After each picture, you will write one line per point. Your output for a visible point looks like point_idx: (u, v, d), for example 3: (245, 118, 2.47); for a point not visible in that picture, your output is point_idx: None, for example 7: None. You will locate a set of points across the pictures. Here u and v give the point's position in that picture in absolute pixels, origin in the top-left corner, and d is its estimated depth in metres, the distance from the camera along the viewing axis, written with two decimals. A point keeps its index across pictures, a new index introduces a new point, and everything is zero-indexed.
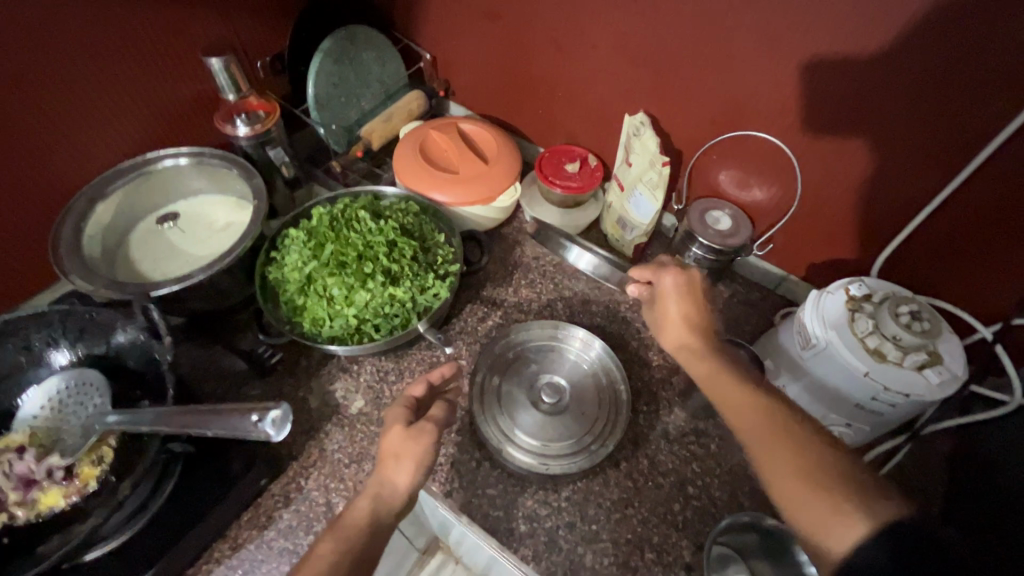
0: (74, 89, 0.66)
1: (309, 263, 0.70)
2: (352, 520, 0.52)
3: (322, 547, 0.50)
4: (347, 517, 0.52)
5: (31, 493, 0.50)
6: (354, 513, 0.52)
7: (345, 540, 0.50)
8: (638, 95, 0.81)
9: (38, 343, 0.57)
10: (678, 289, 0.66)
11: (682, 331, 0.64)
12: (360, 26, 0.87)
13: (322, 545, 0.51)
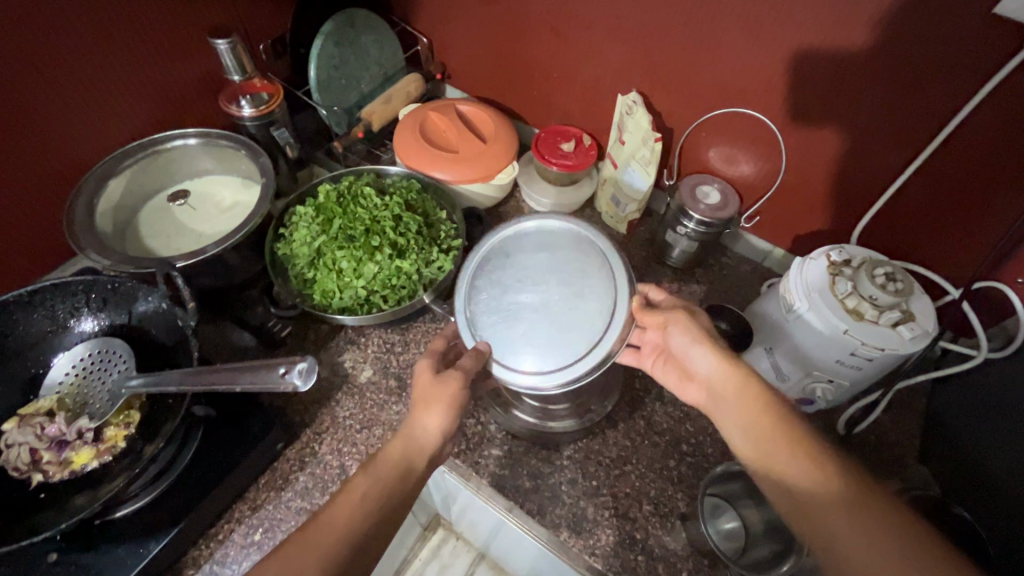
0: (82, 70, 0.67)
1: (318, 237, 0.73)
2: (388, 462, 0.54)
3: (358, 480, 0.52)
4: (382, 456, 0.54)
5: (64, 452, 0.53)
6: (388, 454, 0.54)
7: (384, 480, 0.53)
8: (630, 74, 0.85)
9: (62, 312, 0.59)
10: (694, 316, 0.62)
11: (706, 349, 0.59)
12: (359, 9, 0.89)
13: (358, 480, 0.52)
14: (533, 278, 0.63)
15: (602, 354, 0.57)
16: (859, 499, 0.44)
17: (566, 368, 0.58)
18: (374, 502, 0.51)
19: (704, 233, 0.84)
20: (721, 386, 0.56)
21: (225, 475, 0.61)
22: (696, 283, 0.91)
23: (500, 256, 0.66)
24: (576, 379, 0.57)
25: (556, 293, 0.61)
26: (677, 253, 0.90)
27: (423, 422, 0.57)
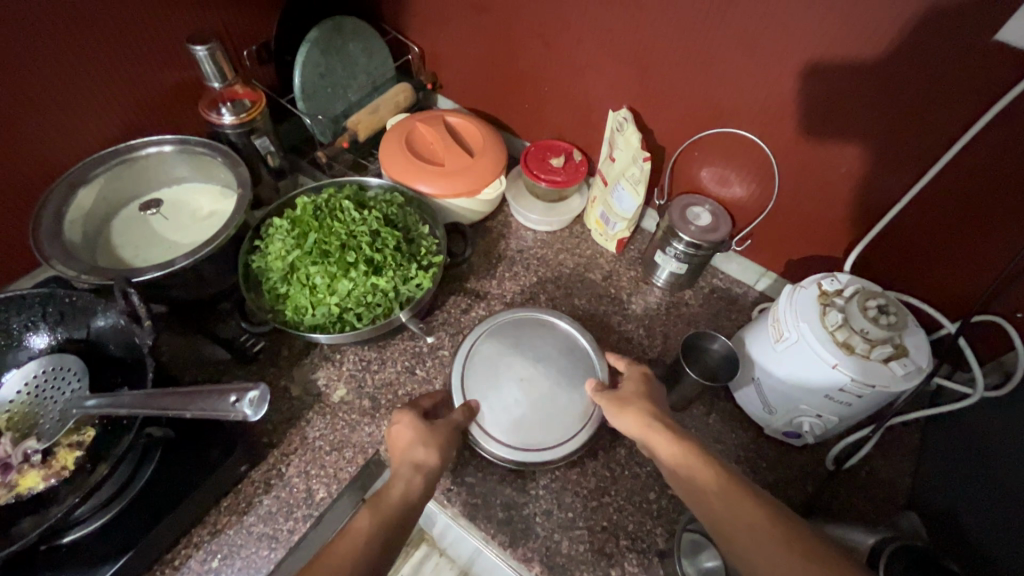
0: (52, 75, 0.66)
1: (293, 251, 0.70)
2: (386, 499, 0.55)
3: (359, 522, 0.51)
4: (383, 498, 0.55)
5: (8, 476, 0.50)
6: (389, 493, 0.55)
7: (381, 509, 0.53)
8: (622, 90, 0.82)
9: (18, 326, 0.57)
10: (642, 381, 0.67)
11: (628, 414, 0.61)
12: (347, 17, 0.87)
13: (360, 519, 0.52)
14: (528, 365, 0.72)
15: (582, 437, 0.68)
16: (795, 543, 0.43)
17: (546, 447, 0.67)
18: (374, 536, 0.50)
19: (694, 256, 0.81)
20: (660, 445, 0.56)
21: (182, 500, 0.59)
22: (685, 306, 0.88)
23: (500, 337, 0.74)
24: (556, 459, 0.67)
25: (548, 381, 0.71)
26: (665, 274, 0.88)
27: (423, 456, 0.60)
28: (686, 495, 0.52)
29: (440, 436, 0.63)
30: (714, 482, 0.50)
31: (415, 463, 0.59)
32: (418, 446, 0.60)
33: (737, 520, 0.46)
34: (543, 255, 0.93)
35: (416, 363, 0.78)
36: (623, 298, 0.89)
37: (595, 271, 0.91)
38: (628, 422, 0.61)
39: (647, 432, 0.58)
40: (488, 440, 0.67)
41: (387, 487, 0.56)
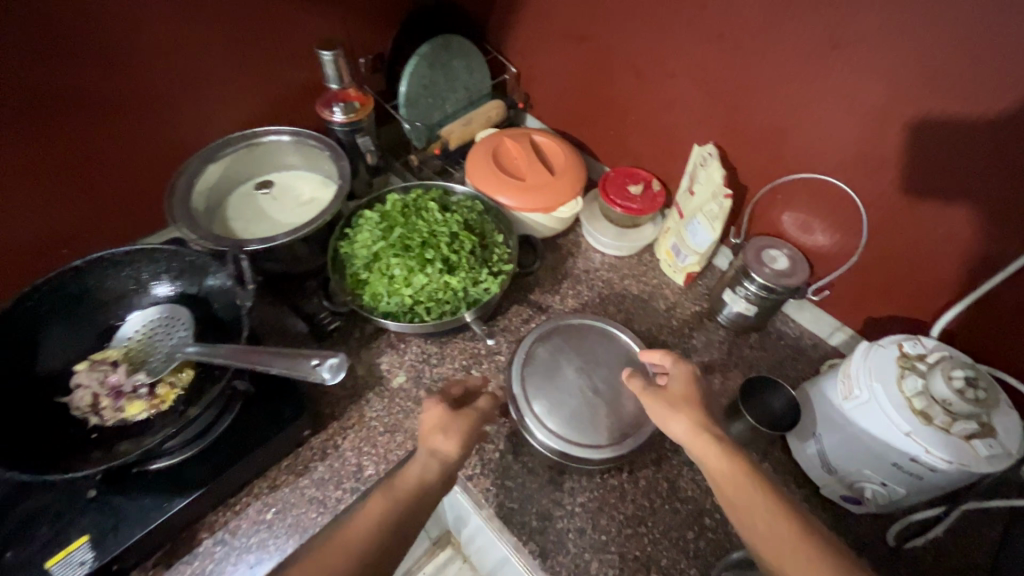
0: (204, 67, 0.77)
1: (377, 243, 0.77)
2: (404, 482, 0.56)
3: (376, 500, 0.54)
4: (399, 480, 0.56)
5: (119, 401, 0.59)
6: (406, 476, 0.56)
7: (395, 499, 0.53)
8: (709, 127, 0.83)
9: (146, 274, 0.65)
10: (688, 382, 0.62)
11: (684, 417, 0.58)
12: (455, 36, 0.94)
13: (375, 500, 0.54)
14: (584, 372, 0.75)
15: (626, 447, 0.68)
16: None
17: (589, 447, 0.68)
18: (389, 521, 0.52)
19: (766, 299, 0.81)
20: (718, 461, 0.53)
21: (251, 450, 0.64)
22: (748, 348, 0.86)
23: (557, 344, 0.77)
24: (595, 460, 0.68)
25: (603, 388, 0.73)
26: (730, 313, 0.86)
27: (442, 444, 0.61)
28: (740, 525, 0.50)
29: (464, 422, 0.63)
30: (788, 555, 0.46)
31: (433, 450, 0.60)
32: (440, 432, 0.61)
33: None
34: (609, 277, 0.94)
35: (473, 363, 0.81)
36: (685, 332, 0.88)
37: (659, 300, 0.91)
38: (679, 427, 0.58)
39: (695, 443, 0.56)
40: (529, 424, 0.70)
41: (404, 469, 0.58)
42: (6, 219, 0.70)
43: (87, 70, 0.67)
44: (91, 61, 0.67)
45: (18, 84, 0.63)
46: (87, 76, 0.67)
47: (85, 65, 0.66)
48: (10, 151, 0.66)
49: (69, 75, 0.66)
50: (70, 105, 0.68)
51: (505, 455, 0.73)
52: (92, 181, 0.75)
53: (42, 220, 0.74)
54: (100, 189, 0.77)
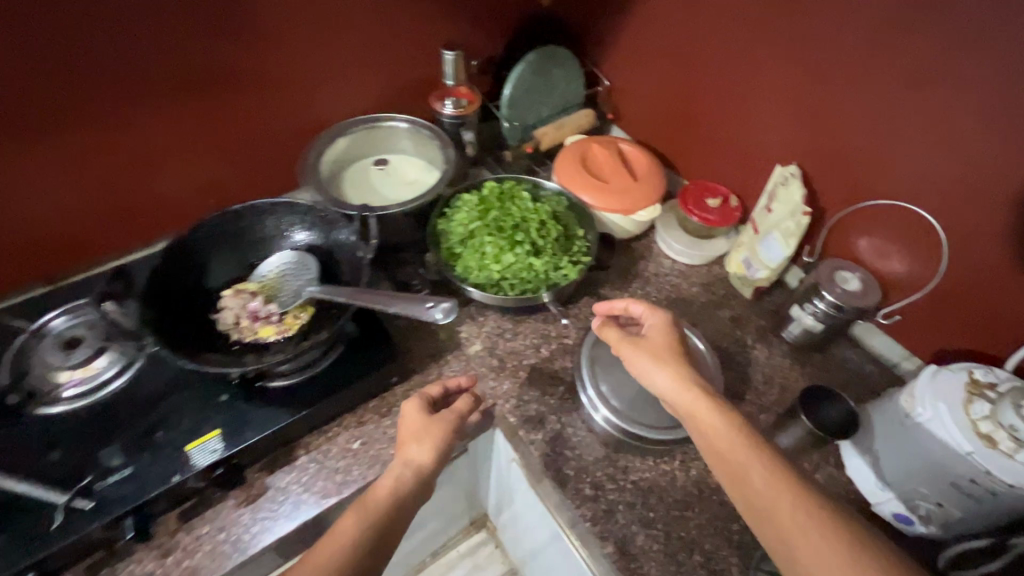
0: (345, 57, 0.90)
1: (474, 223, 0.86)
2: (374, 499, 0.60)
3: (347, 521, 0.58)
4: (372, 500, 0.60)
5: (256, 323, 0.70)
6: (377, 491, 0.61)
7: (368, 521, 0.58)
8: (793, 149, 0.87)
9: (285, 223, 0.77)
10: (665, 330, 0.69)
11: (670, 370, 0.63)
12: (559, 47, 1.03)
13: (347, 521, 0.58)
14: None
15: (676, 431, 0.74)
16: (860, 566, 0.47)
17: (641, 426, 0.75)
18: (361, 539, 0.56)
19: (835, 316, 0.83)
20: (717, 433, 0.57)
21: (349, 385, 0.74)
22: (810, 365, 0.88)
23: None
24: (645, 435, 0.74)
25: None
26: (796, 330, 0.88)
27: (416, 452, 0.65)
28: (733, 490, 0.54)
29: (438, 432, 0.66)
30: (787, 517, 0.50)
31: (407, 459, 0.64)
32: (416, 442, 0.65)
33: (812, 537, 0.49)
34: (678, 282, 0.98)
35: (542, 342, 0.88)
36: (746, 342, 0.91)
37: (725, 310, 0.95)
38: (664, 376, 0.63)
39: (693, 403, 0.60)
40: (591, 401, 0.77)
41: (376, 486, 0.62)
42: (166, 168, 0.85)
43: (246, 52, 0.80)
44: (258, 48, 0.81)
45: (190, 60, 0.77)
46: (246, 54, 0.80)
47: (248, 45, 0.80)
48: (179, 113, 0.81)
49: (236, 53, 0.79)
50: (228, 78, 0.81)
51: (564, 429, 0.79)
52: (233, 144, 0.89)
53: (203, 173, 0.89)
54: (239, 152, 0.90)
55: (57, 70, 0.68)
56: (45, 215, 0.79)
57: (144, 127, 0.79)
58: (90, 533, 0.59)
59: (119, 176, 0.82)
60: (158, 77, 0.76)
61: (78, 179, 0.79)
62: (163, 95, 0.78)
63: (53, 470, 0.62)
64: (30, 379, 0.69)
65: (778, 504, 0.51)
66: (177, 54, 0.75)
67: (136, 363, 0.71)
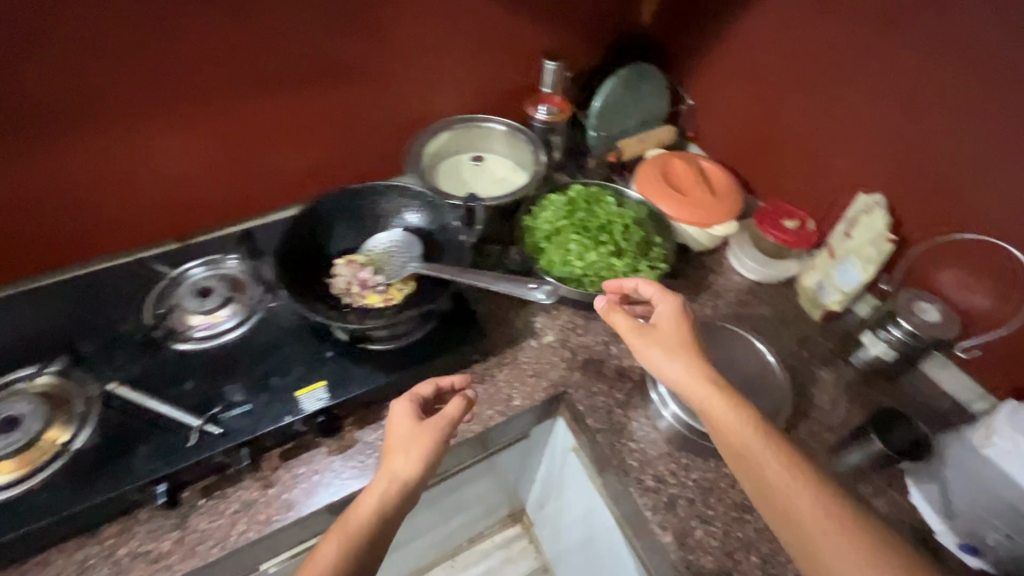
0: (456, 60, 0.99)
1: (561, 221, 0.92)
2: (356, 519, 0.59)
3: (328, 546, 0.57)
4: (354, 516, 0.60)
5: (364, 290, 0.78)
6: (360, 509, 0.60)
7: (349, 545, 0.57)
8: (878, 177, 0.89)
9: (394, 205, 0.85)
10: (675, 316, 0.69)
11: (682, 361, 0.64)
12: (650, 65, 1.09)
13: (330, 544, 0.57)
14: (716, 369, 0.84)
15: None
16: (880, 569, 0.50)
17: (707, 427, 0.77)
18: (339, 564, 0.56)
19: (908, 345, 0.83)
20: (736, 433, 0.59)
21: (435, 357, 0.80)
22: (878, 392, 0.89)
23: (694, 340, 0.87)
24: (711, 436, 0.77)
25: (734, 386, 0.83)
26: (865, 356, 0.89)
27: (401, 464, 0.63)
28: (751, 486, 0.57)
29: (426, 443, 0.64)
30: (816, 524, 0.53)
31: (394, 473, 0.62)
32: (403, 453, 0.63)
33: (832, 539, 0.52)
34: (747, 298, 1.01)
35: (612, 340, 0.92)
36: (813, 363, 0.93)
37: (792, 329, 0.97)
38: (677, 367, 0.64)
39: (711, 402, 0.61)
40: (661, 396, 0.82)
41: (359, 504, 0.61)
42: (271, 151, 0.94)
43: (344, 47, 0.87)
44: (367, 42, 0.89)
45: (293, 52, 0.84)
46: (360, 50, 0.89)
47: (361, 42, 0.88)
48: (282, 100, 0.89)
49: (358, 50, 0.89)
50: (329, 70, 0.89)
51: (628, 424, 0.83)
52: (332, 131, 0.97)
53: (305, 157, 0.98)
54: (336, 139, 0.98)
55: (178, 57, 0.77)
56: (170, 188, 0.90)
57: (252, 111, 0.88)
58: (213, 455, 0.67)
59: (232, 156, 0.91)
60: (265, 67, 0.84)
61: (197, 157, 0.89)
62: (268, 82, 0.86)
63: (186, 398, 0.72)
64: (170, 319, 0.79)
65: (809, 509, 0.53)
66: (281, 43, 0.83)
67: (255, 316, 0.81)
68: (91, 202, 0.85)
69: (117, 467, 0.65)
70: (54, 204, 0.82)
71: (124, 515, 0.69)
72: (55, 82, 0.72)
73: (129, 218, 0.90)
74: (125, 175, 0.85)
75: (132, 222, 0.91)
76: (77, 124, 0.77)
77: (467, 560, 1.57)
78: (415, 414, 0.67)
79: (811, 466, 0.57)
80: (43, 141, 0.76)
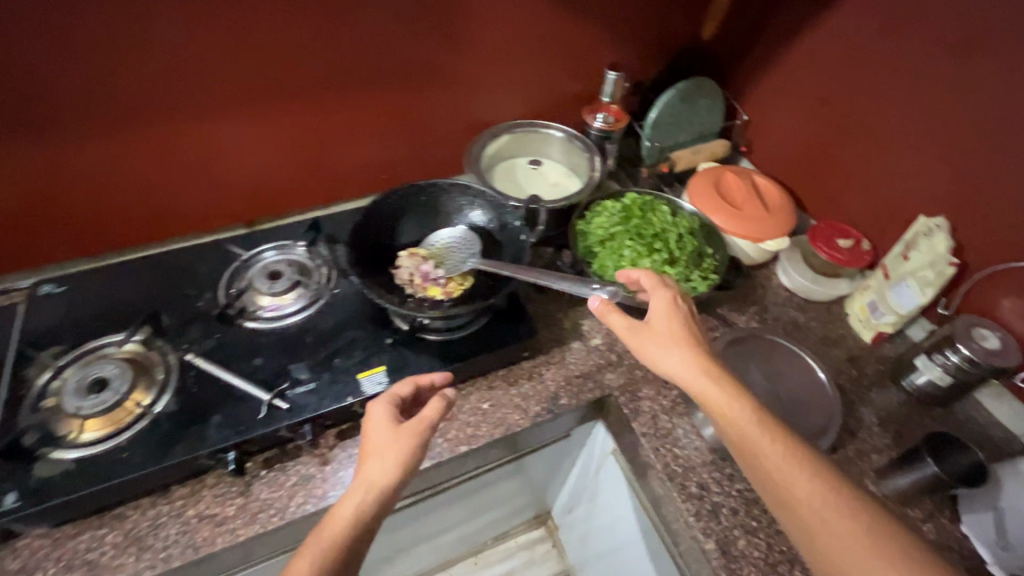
0: (519, 67, 1.02)
1: (615, 227, 0.94)
2: (333, 525, 0.57)
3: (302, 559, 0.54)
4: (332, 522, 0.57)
5: (426, 282, 0.81)
6: (336, 518, 0.57)
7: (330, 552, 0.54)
8: (940, 201, 0.89)
9: (456, 202, 0.88)
10: (672, 309, 0.69)
11: (683, 353, 0.64)
12: (708, 79, 1.10)
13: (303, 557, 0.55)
14: (765, 381, 0.85)
15: None
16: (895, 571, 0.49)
17: None
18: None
19: (966, 371, 0.82)
20: (742, 429, 0.58)
21: (489, 350, 0.82)
22: (929, 418, 0.88)
23: (743, 352, 0.87)
24: None
25: (783, 399, 0.83)
26: (918, 380, 0.87)
27: (378, 470, 0.60)
28: (758, 481, 0.57)
29: (402, 446, 0.62)
30: (826, 524, 0.53)
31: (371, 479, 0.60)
32: (379, 459, 0.61)
33: (843, 538, 0.52)
34: (795, 314, 1.00)
35: None
36: (863, 383, 0.92)
37: (842, 348, 0.96)
38: (676, 360, 0.64)
39: (715, 396, 0.61)
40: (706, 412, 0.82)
41: (336, 510, 0.58)
42: (324, 144, 0.97)
43: (394, 46, 0.89)
44: (434, 47, 0.92)
45: (343, 49, 0.86)
46: (422, 53, 0.92)
47: (424, 45, 0.91)
48: (332, 95, 0.91)
49: (425, 54, 0.92)
50: (379, 67, 0.91)
51: (673, 430, 0.84)
52: (381, 127, 0.99)
53: (357, 151, 1.01)
54: (387, 134, 1.01)
55: (232, 53, 0.80)
56: (229, 178, 0.94)
57: (302, 105, 0.91)
58: (279, 429, 0.71)
59: (286, 148, 0.95)
60: (315, 62, 0.86)
61: (253, 147, 0.92)
62: (318, 78, 0.88)
63: (256, 374, 0.76)
64: (243, 298, 0.84)
65: (811, 505, 0.54)
66: (332, 40, 0.85)
67: (320, 300, 0.85)
68: (156, 191, 0.90)
69: (192, 434, 0.70)
70: (124, 191, 0.88)
71: (193, 479, 0.73)
72: (126, 77, 0.77)
73: (193, 205, 0.95)
74: (186, 164, 0.89)
75: (195, 207, 0.96)
76: (147, 116, 0.82)
77: (490, 558, 1.58)
78: (392, 416, 0.65)
79: (825, 464, 0.56)
80: (120, 131, 0.82)
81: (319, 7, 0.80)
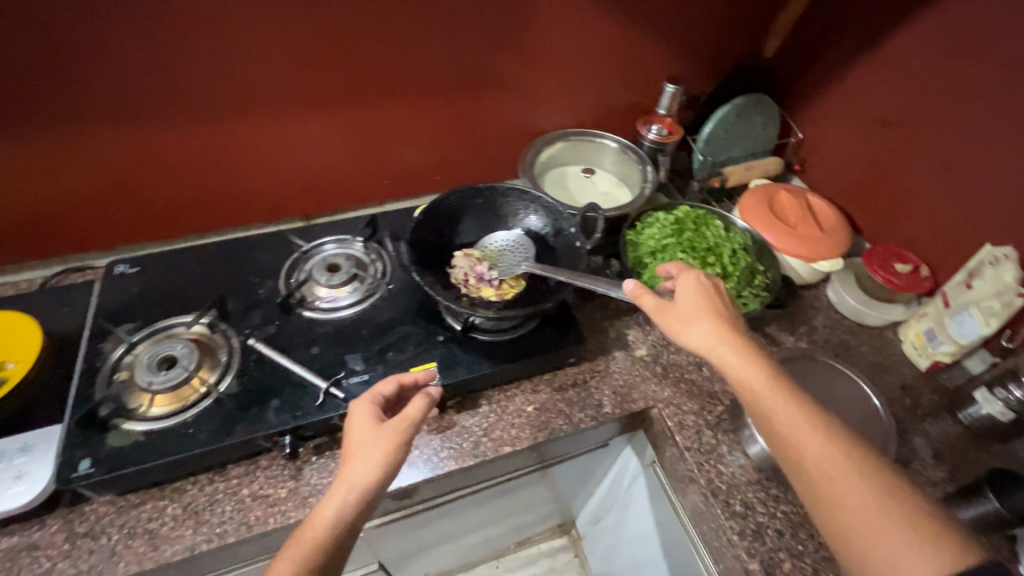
0: (577, 77, 1.03)
1: (667, 239, 0.94)
2: (313, 528, 0.58)
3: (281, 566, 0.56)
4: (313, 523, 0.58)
5: (480, 283, 0.83)
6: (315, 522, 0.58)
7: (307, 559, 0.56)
8: (1008, 230, 0.86)
9: (513, 205, 0.90)
10: (697, 287, 0.68)
11: (706, 328, 0.64)
12: (766, 96, 1.09)
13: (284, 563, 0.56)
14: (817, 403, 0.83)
15: None
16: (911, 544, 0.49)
17: None
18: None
19: None
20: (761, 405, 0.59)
21: (538, 354, 0.83)
22: (987, 454, 0.85)
23: (794, 372, 0.86)
24: None
25: None
26: (976, 413, 0.85)
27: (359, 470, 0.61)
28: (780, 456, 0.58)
29: (382, 443, 0.62)
30: (846, 500, 0.53)
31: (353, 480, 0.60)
32: (360, 460, 0.61)
33: (863, 515, 0.52)
34: (846, 338, 0.98)
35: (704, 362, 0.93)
36: (917, 413, 0.89)
37: (895, 376, 0.94)
38: (699, 334, 0.64)
39: (735, 373, 0.61)
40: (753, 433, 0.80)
41: (315, 513, 0.59)
42: (379, 140, 0.99)
43: (454, 49, 0.91)
44: (496, 54, 0.94)
45: (401, 47, 0.88)
46: (483, 58, 0.94)
47: (486, 51, 0.93)
48: (390, 93, 0.93)
49: (487, 60, 0.94)
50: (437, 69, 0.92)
51: (717, 446, 0.83)
52: (435, 126, 1.01)
53: (410, 149, 1.02)
54: (439, 134, 1.02)
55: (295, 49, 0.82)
56: (287, 170, 0.97)
57: (360, 102, 0.93)
58: (332, 417, 0.73)
59: (342, 143, 0.97)
60: (374, 61, 0.88)
61: (309, 139, 0.94)
62: (377, 77, 0.90)
63: (312, 362, 0.78)
64: (302, 288, 0.86)
65: (828, 479, 0.54)
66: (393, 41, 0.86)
67: (376, 295, 0.87)
68: (216, 177, 0.93)
69: (251, 415, 0.72)
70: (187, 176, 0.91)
71: (248, 459, 0.76)
72: (196, 70, 0.80)
73: (251, 193, 0.98)
74: (246, 154, 0.92)
75: (253, 195, 0.99)
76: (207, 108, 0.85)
77: (511, 564, 1.59)
78: (376, 416, 0.66)
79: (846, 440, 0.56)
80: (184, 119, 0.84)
81: (383, 9, 0.83)
